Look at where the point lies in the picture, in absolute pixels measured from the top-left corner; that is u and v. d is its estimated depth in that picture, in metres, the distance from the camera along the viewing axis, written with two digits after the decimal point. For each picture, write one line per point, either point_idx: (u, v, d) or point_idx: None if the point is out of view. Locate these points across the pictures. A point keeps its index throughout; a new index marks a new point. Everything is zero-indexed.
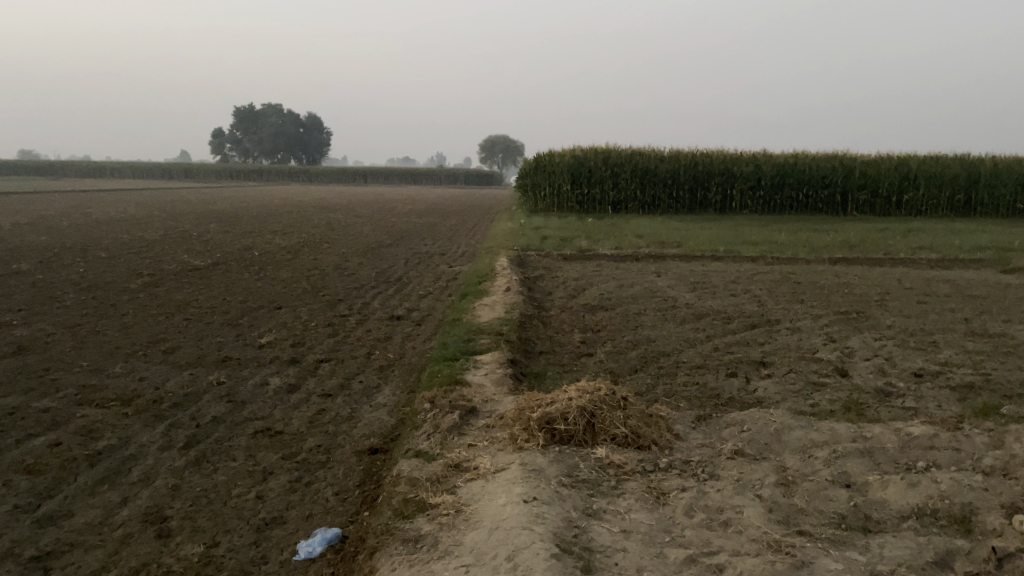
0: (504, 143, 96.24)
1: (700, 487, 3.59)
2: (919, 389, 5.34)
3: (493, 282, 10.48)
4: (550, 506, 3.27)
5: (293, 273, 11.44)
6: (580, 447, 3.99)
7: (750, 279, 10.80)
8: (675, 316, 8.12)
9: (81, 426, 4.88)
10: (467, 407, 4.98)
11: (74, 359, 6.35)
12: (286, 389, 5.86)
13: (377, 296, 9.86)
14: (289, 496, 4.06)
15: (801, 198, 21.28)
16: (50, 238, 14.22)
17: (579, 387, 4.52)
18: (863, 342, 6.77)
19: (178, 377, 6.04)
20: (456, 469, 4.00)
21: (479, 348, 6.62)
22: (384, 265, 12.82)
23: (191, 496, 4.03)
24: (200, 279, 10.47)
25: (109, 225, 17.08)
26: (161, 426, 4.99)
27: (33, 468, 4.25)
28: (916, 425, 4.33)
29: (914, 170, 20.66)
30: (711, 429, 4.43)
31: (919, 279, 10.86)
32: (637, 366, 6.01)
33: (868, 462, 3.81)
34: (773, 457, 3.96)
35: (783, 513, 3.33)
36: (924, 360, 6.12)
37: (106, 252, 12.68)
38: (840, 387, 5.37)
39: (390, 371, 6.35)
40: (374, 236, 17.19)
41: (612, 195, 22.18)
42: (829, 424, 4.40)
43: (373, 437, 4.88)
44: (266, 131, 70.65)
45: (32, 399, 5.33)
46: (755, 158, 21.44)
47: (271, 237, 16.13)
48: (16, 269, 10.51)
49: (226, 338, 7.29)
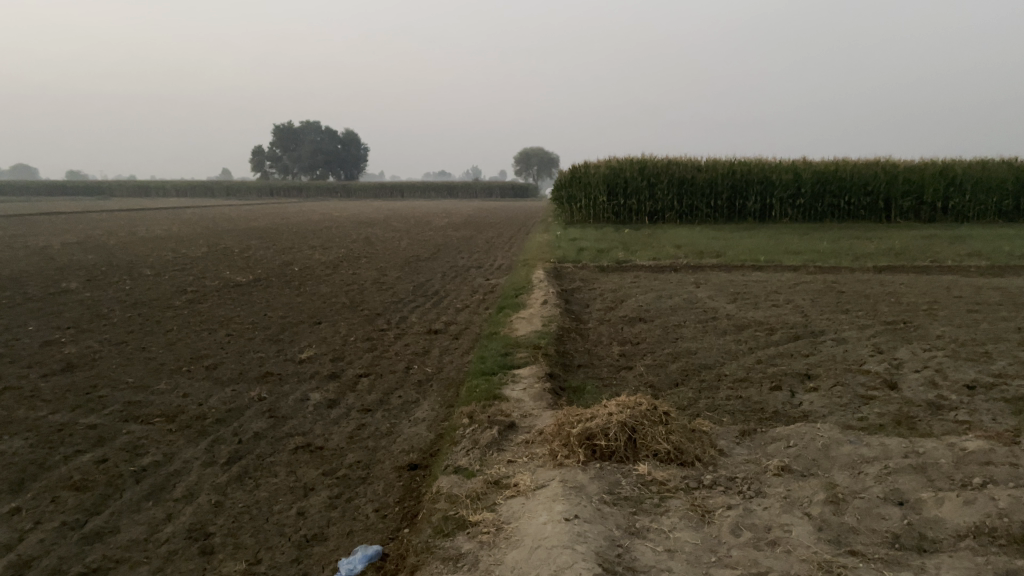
0: (539, 156, 96.66)
1: (746, 505, 3.50)
2: (973, 401, 5.17)
3: (530, 295, 10.45)
4: (593, 524, 3.21)
5: (332, 288, 11.55)
6: (621, 463, 3.93)
7: (792, 289, 10.61)
8: (716, 328, 8.00)
9: (126, 443, 4.95)
10: (505, 422, 4.94)
11: (121, 376, 6.46)
12: (326, 404, 5.89)
13: (415, 310, 9.91)
14: (330, 512, 4.06)
15: (843, 205, 20.92)
16: (97, 256, 14.55)
17: (619, 402, 4.45)
18: (912, 353, 6.58)
19: (221, 393, 6.11)
20: (496, 486, 3.97)
21: (517, 362, 6.58)
22: (421, 278, 12.88)
23: (234, 513, 4.05)
24: (242, 295, 10.61)
25: (154, 243, 17.43)
26: (204, 442, 5.04)
27: (79, 484, 4.31)
28: (971, 440, 4.18)
29: (960, 175, 20.19)
30: (755, 444, 4.33)
31: (968, 286, 10.56)
32: (678, 379, 5.92)
33: (921, 478, 3.68)
34: (821, 473, 3.84)
35: (833, 532, 3.23)
36: (977, 372, 5.92)
37: (151, 269, 12.93)
38: (890, 400, 5.21)
39: (429, 386, 6.34)
40: (412, 250, 17.31)
41: (649, 205, 22.05)
42: (879, 439, 4.27)
43: (412, 452, 4.87)
44: (305, 148, 71.80)
45: (79, 415, 5.43)
46: (795, 166, 21.12)
47: (310, 252, 16.30)
48: (64, 288, 10.77)
49: (267, 354, 7.37)
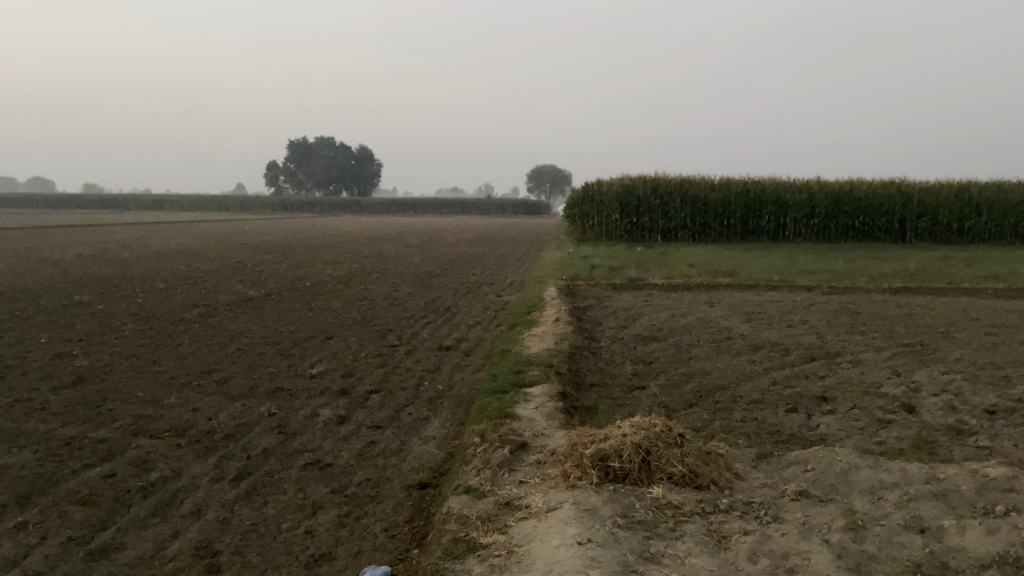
0: (552, 173, 96.45)
1: (763, 531, 3.42)
2: (994, 426, 5.06)
3: (542, 312, 10.42)
4: (606, 549, 3.14)
5: (344, 303, 11.54)
6: (635, 486, 3.85)
7: (806, 309, 10.52)
8: (730, 348, 7.91)
9: (135, 457, 4.92)
10: (517, 441, 4.88)
11: (132, 389, 6.44)
12: (336, 421, 5.84)
13: (426, 326, 9.89)
14: (338, 531, 4.00)
15: (857, 226, 20.79)
16: (110, 269, 14.59)
17: (633, 422, 4.37)
18: (930, 376, 6.48)
19: (231, 408, 6.06)
20: (507, 507, 3.90)
21: (528, 380, 6.52)
22: (433, 295, 12.87)
23: (241, 530, 4.01)
24: (254, 310, 10.60)
25: (167, 256, 17.50)
26: (213, 458, 5.01)
27: (87, 499, 4.28)
28: (993, 466, 4.08)
29: (976, 197, 20.06)
30: (772, 468, 4.25)
31: (987, 309, 10.42)
32: (693, 400, 5.84)
33: (942, 505, 3.59)
34: (840, 499, 3.76)
35: (853, 560, 3.15)
36: (998, 396, 5.81)
37: (164, 283, 12.94)
38: (909, 424, 5.12)
39: (440, 404, 6.29)
40: (424, 266, 17.31)
41: (661, 223, 22.02)
42: (900, 464, 4.18)
43: (422, 470, 4.82)
44: (320, 164, 72.28)
45: (89, 429, 5.41)
46: (809, 185, 21.02)
47: (323, 268, 16.31)
48: (78, 301, 10.79)
49: (278, 368, 7.35)
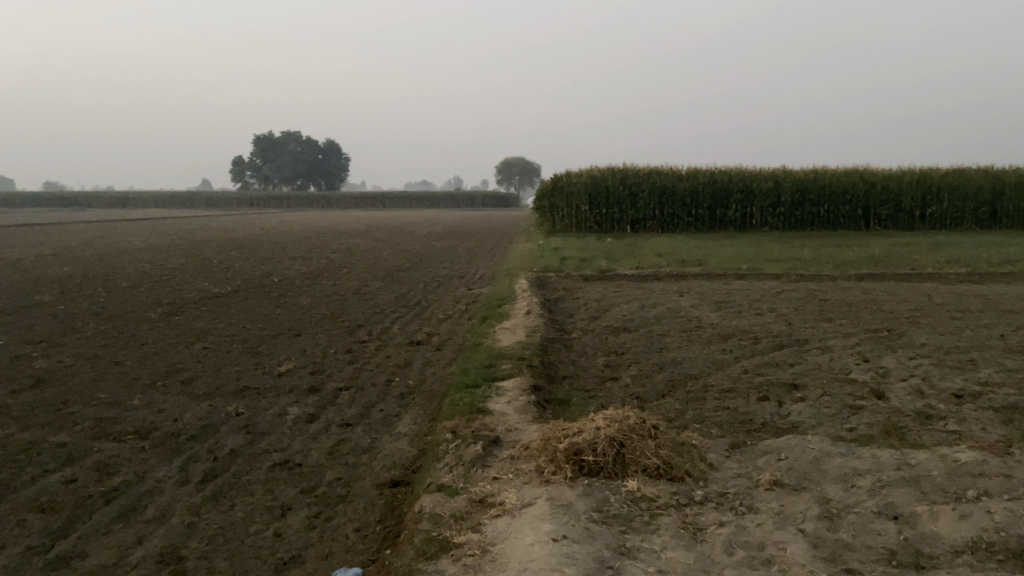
0: (521, 165, 96.07)
1: (738, 522, 3.40)
2: (962, 410, 5.11)
3: (512, 305, 10.39)
4: (581, 545, 3.10)
5: (313, 299, 11.39)
6: (609, 480, 3.82)
7: (775, 297, 10.60)
8: (701, 337, 7.91)
9: (97, 461, 4.78)
10: (490, 437, 4.83)
11: (93, 391, 6.27)
12: (305, 420, 5.73)
13: (396, 321, 9.78)
14: (308, 533, 3.92)
15: (823, 214, 21.03)
16: (72, 268, 14.24)
17: (607, 415, 4.33)
18: (897, 361, 6.54)
19: (196, 408, 5.92)
20: (480, 505, 3.84)
21: (500, 374, 6.47)
22: (403, 289, 12.75)
23: (208, 535, 3.90)
24: (220, 307, 10.40)
25: (130, 254, 17.15)
26: (178, 460, 4.88)
27: (47, 507, 4.14)
28: (963, 451, 4.11)
29: (937, 184, 20.41)
30: (746, 458, 4.24)
31: (950, 293, 10.59)
32: (665, 390, 5.83)
33: (914, 491, 3.60)
34: (813, 488, 3.75)
35: (828, 550, 3.14)
36: (964, 380, 5.87)
37: (127, 281, 12.66)
38: (878, 411, 5.15)
39: (411, 399, 6.21)
40: (394, 260, 17.19)
41: (630, 214, 22.05)
42: (872, 450, 4.20)
43: (394, 468, 4.74)
44: (286, 157, 71.44)
45: (49, 433, 5.24)
46: (775, 175, 21.23)
47: (290, 263, 16.09)
48: (37, 301, 10.51)
49: (245, 367, 7.21)
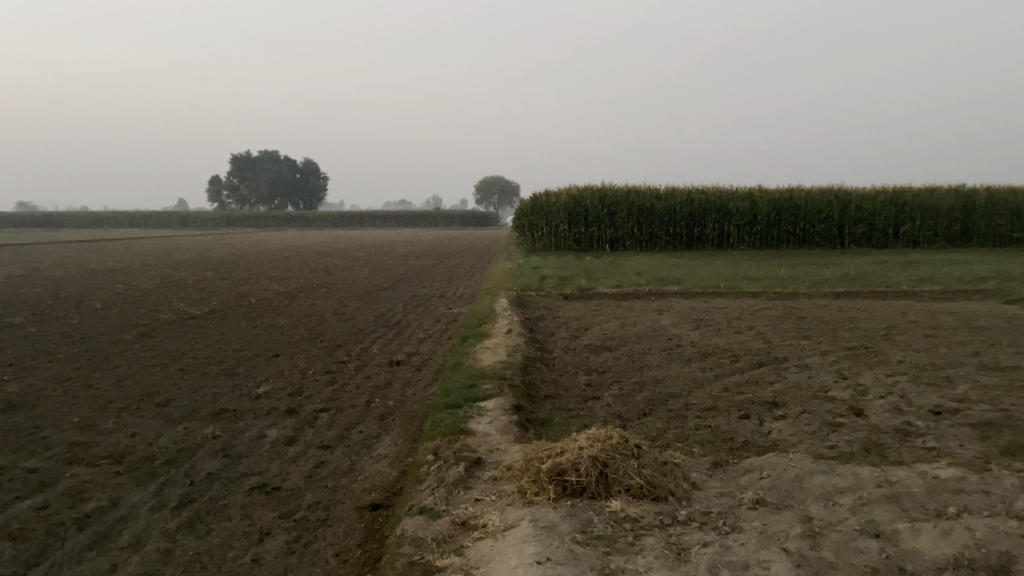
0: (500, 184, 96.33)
1: (722, 541, 3.40)
2: (939, 427, 5.16)
3: (493, 324, 10.36)
4: (566, 567, 3.08)
5: (290, 319, 11.30)
6: (593, 500, 3.80)
7: (753, 315, 10.68)
8: (681, 356, 7.93)
9: (71, 487, 4.69)
10: (472, 458, 4.79)
11: (66, 415, 6.15)
12: (283, 442, 5.66)
13: (375, 341, 9.71)
14: (287, 557, 3.85)
15: (799, 232, 21.26)
16: (44, 290, 14.01)
17: (590, 435, 4.32)
18: (875, 378, 6.60)
19: (172, 432, 5.83)
20: (463, 527, 3.80)
21: (481, 394, 6.44)
22: (382, 308, 12.70)
23: (184, 561, 3.82)
24: (196, 328, 10.28)
25: (104, 275, 16.93)
26: (153, 485, 4.79)
27: (18, 534, 4.04)
28: (943, 468, 4.14)
29: (909, 203, 20.74)
30: (728, 477, 4.24)
31: (924, 311, 10.73)
32: (646, 409, 5.82)
33: (895, 509, 3.61)
34: (795, 506, 3.76)
35: (812, 568, 3.14)
36: (940, 397, 5.93)
37: (101, 303, 12.46)
38: (857, 428, 5.18)
39: (391, 420, 6.15)
40: (373, 280, 17.11)
41: (609, 233, 22.15)
42: (852, 468, 4.22)
43: (374, 491, 4.68)
44: (264, 177, 71.16)
45: (20, 459, 5.13)
46: (752, 194, 21.46)
47: (268, 283, 15.95)
48: (8, 323, 10.32)
49: (222, 389, 7.11)
